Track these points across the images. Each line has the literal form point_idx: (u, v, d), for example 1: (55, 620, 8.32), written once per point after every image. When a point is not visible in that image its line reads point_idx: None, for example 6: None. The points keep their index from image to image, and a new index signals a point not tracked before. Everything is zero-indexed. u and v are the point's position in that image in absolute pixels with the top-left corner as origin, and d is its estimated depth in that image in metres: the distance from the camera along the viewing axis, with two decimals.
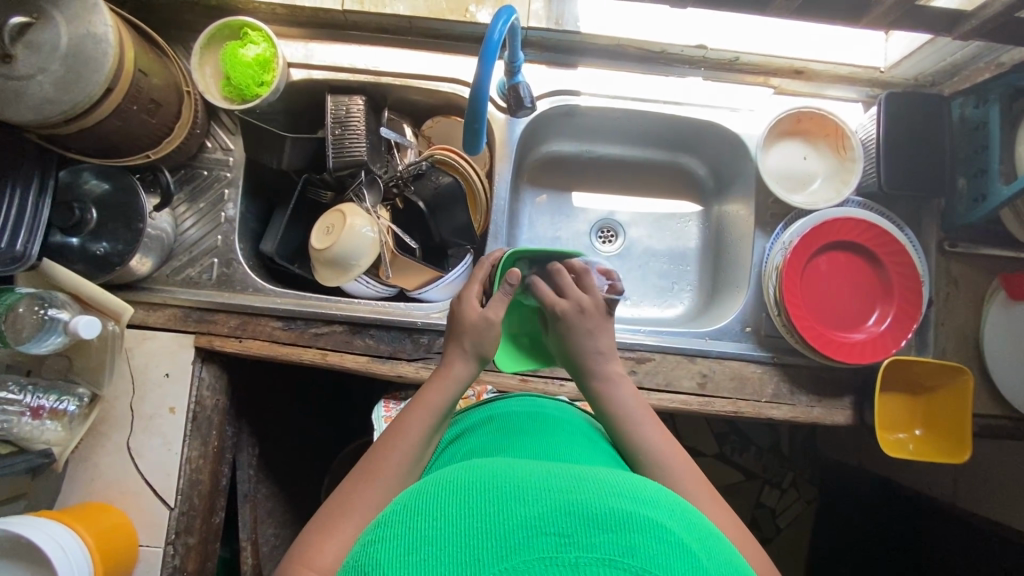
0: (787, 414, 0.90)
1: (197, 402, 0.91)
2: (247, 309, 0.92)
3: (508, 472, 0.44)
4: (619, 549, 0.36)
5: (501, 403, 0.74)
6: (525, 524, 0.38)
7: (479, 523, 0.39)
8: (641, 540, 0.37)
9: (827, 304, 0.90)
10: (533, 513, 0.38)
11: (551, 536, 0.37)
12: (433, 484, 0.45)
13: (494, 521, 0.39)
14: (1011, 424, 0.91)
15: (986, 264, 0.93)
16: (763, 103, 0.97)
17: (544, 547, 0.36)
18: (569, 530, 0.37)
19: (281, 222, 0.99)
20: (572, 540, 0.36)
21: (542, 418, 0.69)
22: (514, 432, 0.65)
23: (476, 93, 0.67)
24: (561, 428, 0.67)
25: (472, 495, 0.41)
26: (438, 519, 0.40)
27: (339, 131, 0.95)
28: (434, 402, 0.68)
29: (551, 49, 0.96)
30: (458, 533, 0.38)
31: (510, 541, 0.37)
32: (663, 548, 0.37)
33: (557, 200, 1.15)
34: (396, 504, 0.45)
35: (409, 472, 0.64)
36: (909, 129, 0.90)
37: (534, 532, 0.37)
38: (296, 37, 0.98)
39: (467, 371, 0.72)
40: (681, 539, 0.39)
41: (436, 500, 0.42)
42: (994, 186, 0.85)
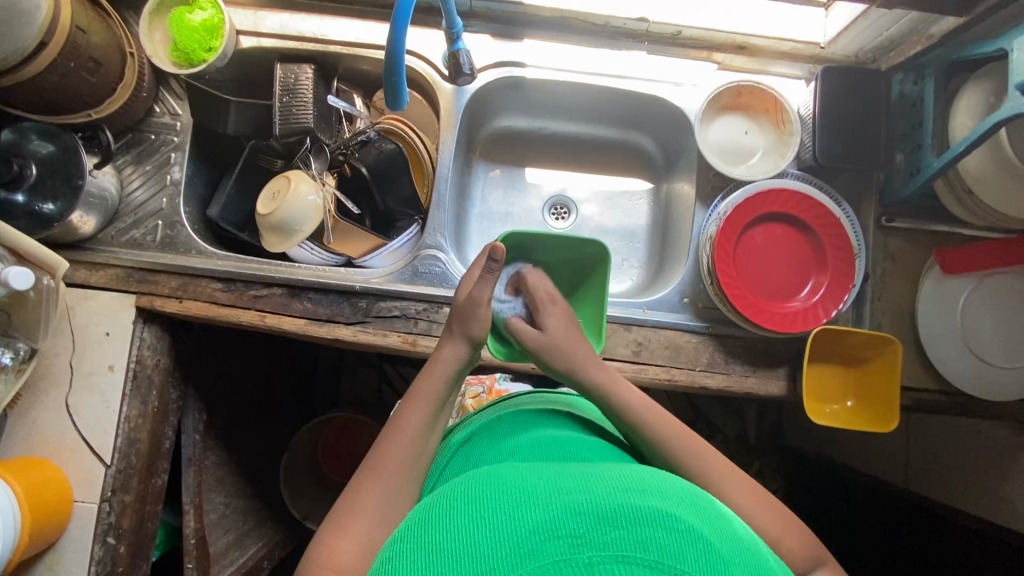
0: (721, 383, 0.90)
1: (137, 360, 0.92)
2: (187, 271, 0.93)
3: (521, 484, 0.51)
4: (630, 546, 0.42)
5: (508, 403, 0.79)
6: (542, 529, 0.44)
7: (504, 531, 0.45)
8: (648, 535, 0.43)
9: (765, 278, 0.91)
10: (547, 519, 0.45)
11: (566, 538, 0.43)
12: (452, 499, 0.52)
13: (518, 527, 0.45)
14: (944, 398, 0.91)
15: (923, 240, 0.94)
16: (706, 79, 0.99)
17: (562, 548, 0.43)
18: (582, 531, 0.44)
19: (227, 188, 1.00)
20: (586, 539, 0.43)
21: (550, 418, 0.74)
22: (522, 434, 0.70)
23: (392, 49, 0.69)
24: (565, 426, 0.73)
25: (496, 507, 0.48)
26: (463, 535, 0.46)
27: (287, 99, 0.97)
28: (433, 390, 0.74)
29: (495, 20, 0.97)
30: (488, 543, 0.45)
31: (529, 544, 0.44)
32: (673, 538, 0.44)
33: (510, 175, 1.16)
34: (419, 519, 0.52)
35: (411, 461, 0.67)
36: (846, 103, 0.91)
37: (551, 536, 0.44)
38: (246, 5, 1.00)
39: (456, 356, 0.77)
40: (687, 525, 0.46)
41: (457, 516, 0.49)
42: (926, 159, 0.85)
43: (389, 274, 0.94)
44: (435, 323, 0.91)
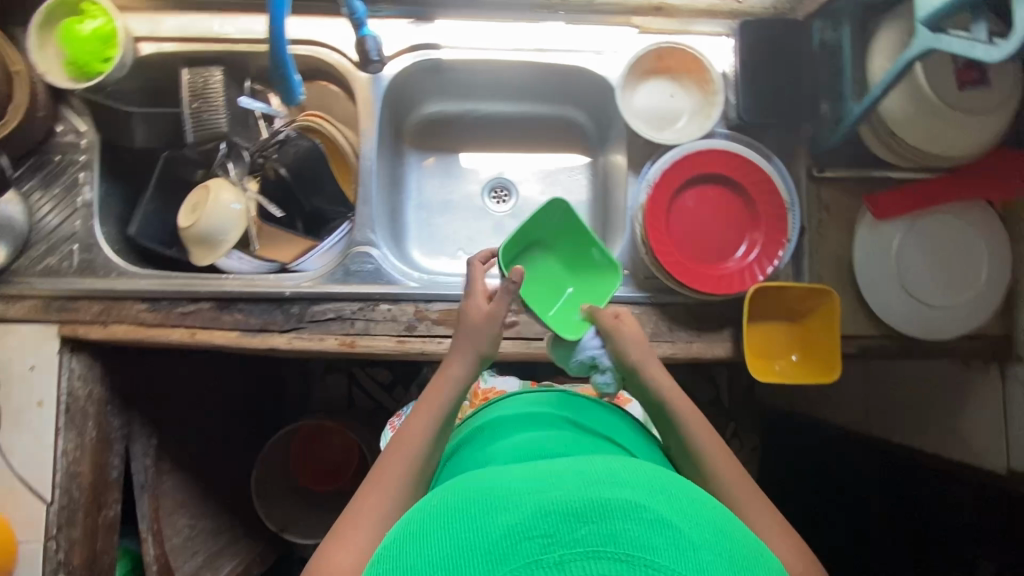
0: (667, 351, 0.89)
1: (69, 393, 0.89)
2: (109, 294, 0.89)
3: (492, 486, 0.50)
4: (600, 540, 0.42)
5: (490, 410, 0.80)
6: (513, 533, 0.44)
7: (477, 539, 0.45)
8: (618, 527, 0.43)
9: (701, 242, 0.90)
10: (518, 521, 0.45)
11: (536, 539, 0.43)
12: (427, 509, 0.51)
13: (489, 533, 0.45)
14: (889, 342, 0.91)
15: (858, 187, 0.93)
16: (627, 44, 0.95)
17: (532, 550, 0.43)
18: (552, 529, 0.43)
19: (144, 203, 0.96)
20: (558, 538, 0.43)
21: (527, 417, 0.75)
22: (502, 439, 0.72)
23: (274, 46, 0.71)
24: (542, 421, 0.74)
25: (468, 514, 0.48)
26: (436, 548, 0.46)
27: (198, 104, 0.94)
28: (439, 404, 0.71)
29: (405, 3, 0.94)
30: (461, 551, 0.44)
31: (501, 548, 0.43)
32: (643, 528, 0.43)
33: (444, 162, 1.13)
34: (394, 535, 0.51)
35: (410, 480, 0.66)
36: (765, 57, 0.92)
37: (522, 537, 0.43)
38: (142, 9, 0.94)
39: (467, 362, 0.73)
40: (657, 514, 0.45)
41: (428, 529, 0.48)
42: (848, 106, 0.85)
43: (320, 276, 0.91)
44: (372, 320, 0.89)
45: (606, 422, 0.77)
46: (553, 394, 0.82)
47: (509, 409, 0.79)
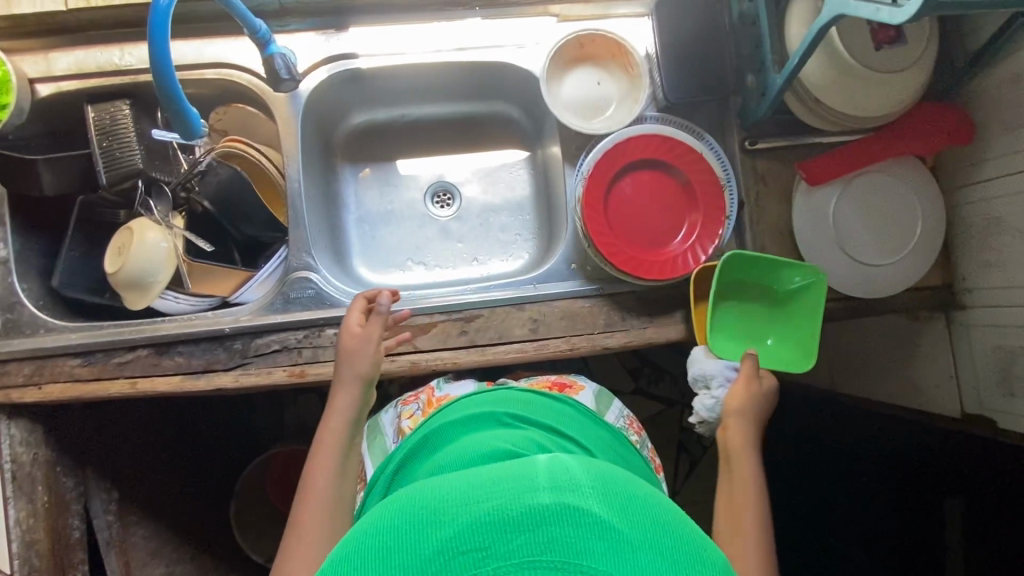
0: (621, 341, 0.89)
1: (11, 459, 0.87)
2: (38, 353, 0.85)
3: (433, 495, 0.50)
4: (535, 550, 0.43)
5: (438, 416, 0.80)
6: (447, 547, 0.44)
7: (412, 556, 0.44)
8: (554, 532, 0.43)
9: (642, 228, 0.89)
10: (452, 535, 0.44)
11: (470, 553, 0.43)
12: (370, 522, 0.51)
13: (424, 549, 0.44)
14: (837, 305, 0.93)
15: (791, 155, 0.93)
16: (547, 34, 0.93)
17: (467, 565, 0.43)
18: (485, 543, 0.43)
19: (65, 252, 0.91)
20: (491, 551, 0.43)
21: (479, 423, 0.75)
22: (456, 445, 0.72)
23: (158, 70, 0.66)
24: (494, 425, 0.75)
25: (406, 527, 0.47)
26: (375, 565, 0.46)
27: (107, 142, 0.89)
28: (333, 440, 0.79)
29: (312, 14, 0.90)
30: (395, 567, 0.44)
31: (434, 564, 0.43)
32: (580, 533, 0.43)
33: (381, 172, 1.10)
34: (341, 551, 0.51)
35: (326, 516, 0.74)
36: (688, 36, 0.90)
37: (457, 552, 0.43)
38: (33, 49, 0.89)
39: (351, 396, 0.81)
40: (597, 516, 0.45)
41: (369, 543, 0.48)
42: (770, 77, 0.84)
43: (261, 308, 0.88)
44: (319, 347, 0.86)
45: (549, 412, 0.80)
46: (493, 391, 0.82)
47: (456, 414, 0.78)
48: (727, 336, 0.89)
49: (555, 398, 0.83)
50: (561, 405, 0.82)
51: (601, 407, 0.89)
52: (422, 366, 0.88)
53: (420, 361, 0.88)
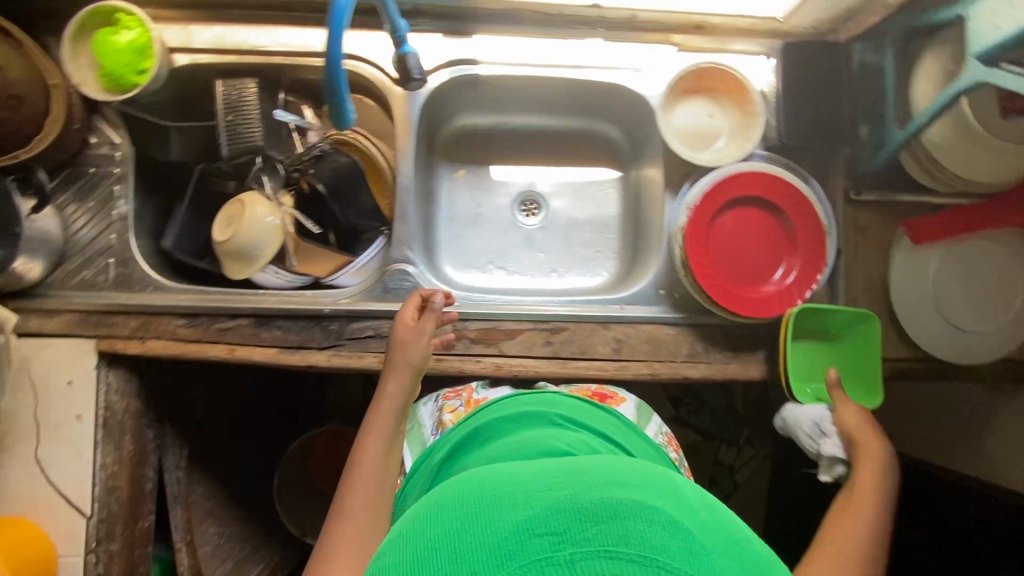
0: (703, 372, 0.90)
1: (105, 407, 0.89)
2: (146, 310, 0.89)
3: (500, 484, 0.50)
4: (612, 540, 0.42)
5: (484, 411, 0.78)
6: (520, 529, 0.44)
7: (483, 536, 0.44)
8: (630, 527, 0.43)
9: (740, 263, 0.90)
10: (525, 518, 0.44)
11: (546, 536, 0.43)
12: (432, 508, 0.51)
13: (496, 529, 0.44)
14: (921, 365, 0.92)
15: (893, 211, 0.93)
16: (667, 62, 0.95)
17: (542, 546, 0.42)
18: (561, 527, 0.43)
19: (179, 216, 0.95)
20: (566, 536, 0.43)
21: (525, 420, 0.75)
22: (502, 440, 0.71)
23: (328, 65, 0.68)
24: (542, 421, 0.74)
25: (475, 512, 0.47)
26: (443, 540, 0.46)
27: (231, 117, 0.92)
28: (384, 426, 0.76)
29: (443, 17, 0.93)
30: (466, 547, 0.44)
31: (507, 546, 0.43)
32: (656, 530, 0.44)
33: (475, 175, 1.13)
34: (403, 528, 0.51)
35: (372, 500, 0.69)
36: (809, 82, 0.91)
37: (531, 534, 0.43)
38: (175, 19, 0.93)
39: (404, 383, 0.79)
40: (669, 517, 0.46)
41: (435, 525, 0.48)
42: (891, 132, 0.85)
43: (359, 292, 0.92)
44: None
45: (601, 419, 0.78)
46: (540, 395, 0.81)
47: (501, 410, 0.78)
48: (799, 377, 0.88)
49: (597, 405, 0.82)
50: (606, 413, 0.81)
51: (642, 422, 0.86)
52: (506, 370, 0.89)
53: (504, 365, 0.90)
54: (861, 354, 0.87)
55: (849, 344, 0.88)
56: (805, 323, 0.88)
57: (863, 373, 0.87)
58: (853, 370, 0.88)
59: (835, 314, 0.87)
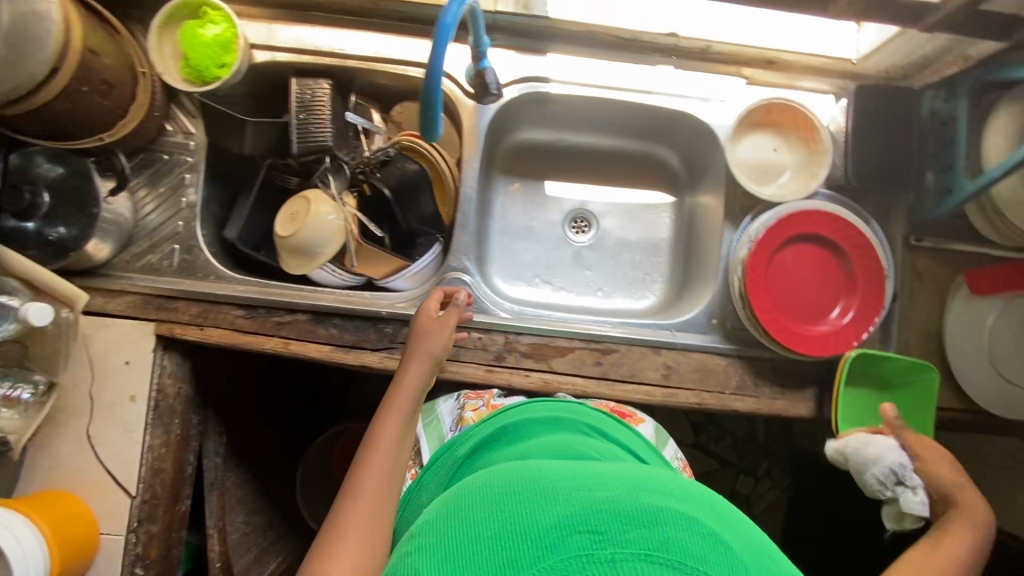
0: (751, 406, 0.90)
1: (158, 389, 0.90)
2: (207, 298, 0.91)
3: (540, 480, 0.51)
4: (654, 544, 0.42)
5: (514, 412, 0.76)
6: (562, 524, 0.44)
7: (525, 529, 0.45)
8: (671, 534, 0.44)
9: (795, 298, 0.90)
10: (567, 513, 0.45)
11: (587, 533, 0.43)
12: (470, 496, 0.52)
13: (537, 522, 0.45)
14: (971, 417, 0.91)
15: (951, 260, 0.93)
16: (736, 94, 0.96)
17: (584, 543, 0.42)
18: (603, 526, 0.43)
19: (245, 208, 0.97)
20: (608, 535, 0.43)
21: (555, 421, 0.73)
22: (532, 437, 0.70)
23: (429, 81, 0.64)
24: (572, 426, 0.73)
25: (517, 505, 0.48)
26: (483, 531, 0.46)
27: (304, 116, 0.94)
28: (401, 411, 0.76)
29: (519, 34, 0.94)
30: (507, 537, 0.45)
31: (548, 539, 0.43)
32: (696, 540, 0.44)
33: (530, 189, 1.14)
34: (440, 511, 0.52)
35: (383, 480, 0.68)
36: (881, 123, 0.91)
37: (573, 530, 0.43)
38: (259, 17, 0.95)
39: (421, 373, 0.80)
40: (709, 529, 0.46)
41: (475, 514, 0.48)
42: (960, 181, 0.84)
43: (415, 297, 0.94)
44: (462, 347, 0.91)
45: (625, 435, 0.77)
46: (560, 401, 0.81)
47: (534, 412, 0.76)
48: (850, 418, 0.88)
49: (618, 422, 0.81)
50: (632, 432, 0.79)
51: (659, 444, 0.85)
52: (555, 387, 0.89)
53: (553, 381, 0.90)
54: (913, 401, 0.87)
55: (901, 390, 0.88)
56: (861, 367, 0.88)
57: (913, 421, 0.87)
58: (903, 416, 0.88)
59: (886, 362, 0.87)
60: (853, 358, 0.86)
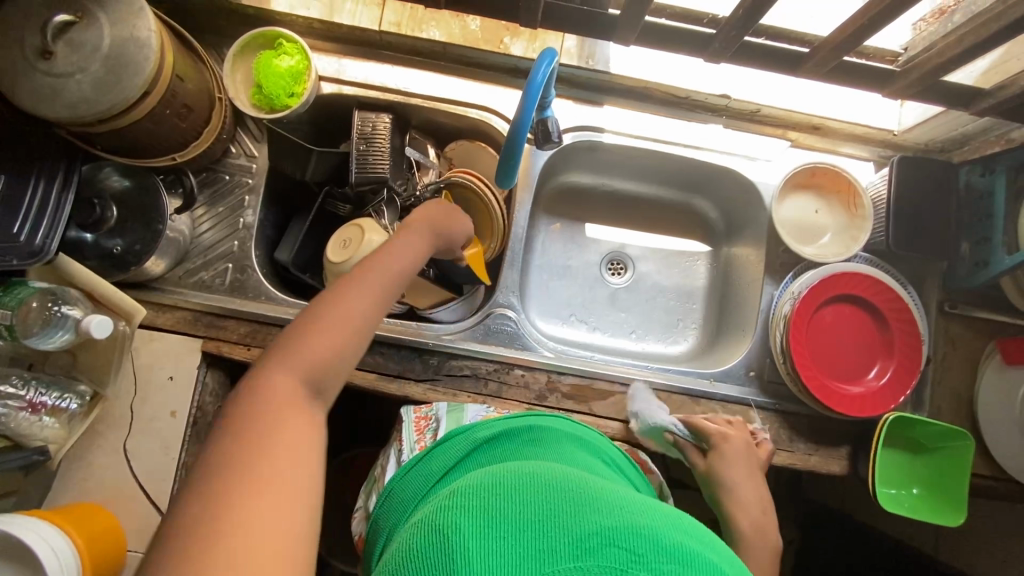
0: (786, 461, 0.91)
1: (199, 406, 0.89)
2: (257, 318, 0.92)
3: (585, 489, 0.51)
4: None
5: (536, 419, 0.74)
6: (601, 538, 0.45)
7: (565, 527, 0.46)
8: None
9: (830, 353, 0.92)
10: (608, 528, 0.46)
11: (625, 551, 0.44)
12: (513, 479, 0.52)
13: (577, 526, 0.46)
14: (1005, 486, 0.92)
15: (982, 328, 0.96)
16: (780, 155, 1.01)
17: (620, 559, 0.43)
18: (641, 550, 0.44)
19: (300, 232, 0.99)
20: (644, 559, 0.43)
21: (580, 442, 0.72)
22: (556, 446, 0.67)
23: (514, 130, 0.73)
24: (596, 453, 0.71)
25: (559, 501, 0.49)
26: (522, 516, 0.47)
27: (363, 147, 0.95)
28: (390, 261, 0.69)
29: (579, 85, 0.99)
30: (545, 529, 0.46)
31: (587, 543, 0.44)
32: None
33: (570, 229, 1.17)
34: (481, 480, 0.53)
35: (381, 295, 0.67)
36: (919, 192, 0.94)
37: (611, 544, 0.44)
38: (330, 51, 0.99)
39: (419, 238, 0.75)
40: None
41: (516, 496, 0.49)
42: (997, 255, 0.87)
43: (461, 331, 0.95)
44: (504, 384, 0.92)
45: (629, 467, 0.76)
46: (589, 430, 0.79)
47: (560, 427, 0.74)
48: (884, 478, 0.89)
49: (633, 464, 0.80)
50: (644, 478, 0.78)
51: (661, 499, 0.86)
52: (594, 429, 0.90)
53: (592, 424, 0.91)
54: (949, 467, 0.88)
55: (935, 456, 0.89)
56: (897, 428, 0.89)
57: (948, 487, 0.88)
58: (938, 482, 0.89)
59: (922, 426, 0.88)
60: (889, 420, 0.88)
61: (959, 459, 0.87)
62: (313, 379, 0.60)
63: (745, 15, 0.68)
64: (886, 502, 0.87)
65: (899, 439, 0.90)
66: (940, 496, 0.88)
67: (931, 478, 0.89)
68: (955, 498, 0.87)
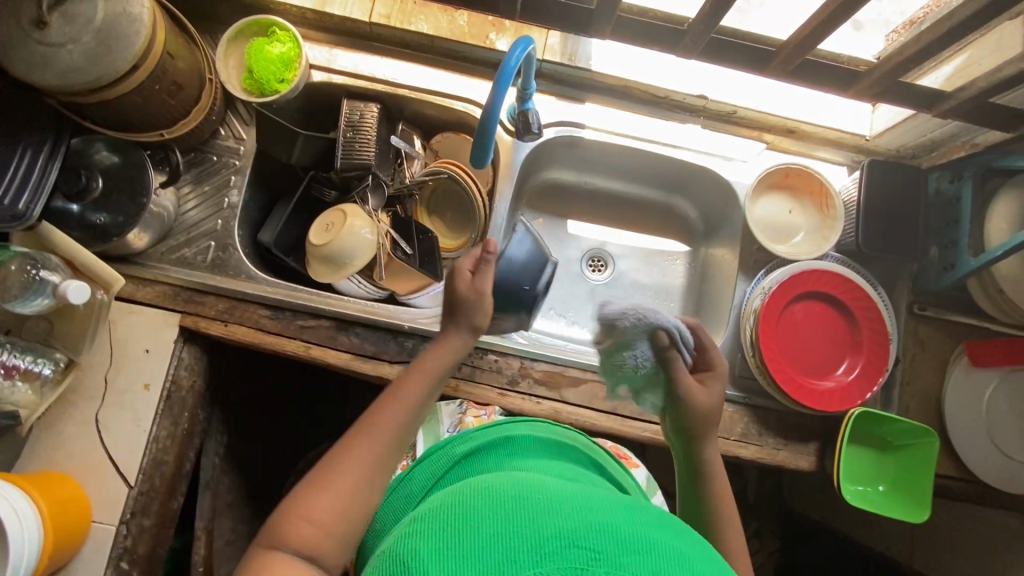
0: (754, 454, 0.91)
1: (173, 380, 0.90)
2: (235, 295, 0.93)
3: (545, 491, 0.50)
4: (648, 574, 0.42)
5: (509, 425, 0.75)
6: (562, 538, 0.43)
7: (524, 531, 0.44)
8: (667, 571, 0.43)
9: (800, 352, 0.94)
10: (569, 528, 0.44)
11: (585, 550, 0.42)
12: (474, 492, 0.50)
13: (538, 529, 0.44)
14: (971, 488, 0.92)
15: (952, 331, 0.98)
16: (755, 157, 1.03)
17: (580, 559, 0.42)
18: (602, 548, 0.43)
19: (284, 214, 1.01)
20: (605, 557, 0.42)
21: (557, 447, 0.72)
22: (534, 454, 0.67)
23: (489, 110, 0.74)
24: (575, 461, 0.71)
25: (520, 506, 0.47)
26: (482, 530, 0.45)
27: (350, 134, 0.97)
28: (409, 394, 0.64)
29: (561, 82, 1.02)
30: (506, 537, 0.44)
31: (547, 547, 0.42)
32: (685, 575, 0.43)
33: (552, 225, 1.19)
34: (445, 499, 0.51)
35: (388, 452, 0.60)
36: (889, 196, 0.96)
37: (572, 545, 0.43)
38: (322, 41, 1.02)
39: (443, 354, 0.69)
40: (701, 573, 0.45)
41: (478, 507, 0.48)
42: (964, 257, 0.89)
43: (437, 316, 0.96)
44: (477, 368, 0.93)
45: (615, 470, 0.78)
46: (555, 424, 0.80)
47: (538, 432, 0.74)
48: (849, 472, 0.89)
49: (613, 461, 0.82)
50: (624, 471, 0.80)
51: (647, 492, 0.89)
52: (564, 416, 0.91)
53: (562, 411, 0.92)
54: (916, 466, 0.89)
55: (902, 453, 0.90)
56: (866, 424, 0.90)
57: (914, 486, 0.89)
58: (903, 481, 0.89)
59: (891, 423, 0.88)
60: (857, 421, 0.89)
61: (926, 458, 0.88)
62: (322, 543, 0.53)
63: (712, 9, 0.71)
64: (848, 495, 0.87)
65: (867, 435, 0.91)
66: (905, 494, 0.89)
67: (896, 476, 0.90)
68: (920, 498, 0.88)
